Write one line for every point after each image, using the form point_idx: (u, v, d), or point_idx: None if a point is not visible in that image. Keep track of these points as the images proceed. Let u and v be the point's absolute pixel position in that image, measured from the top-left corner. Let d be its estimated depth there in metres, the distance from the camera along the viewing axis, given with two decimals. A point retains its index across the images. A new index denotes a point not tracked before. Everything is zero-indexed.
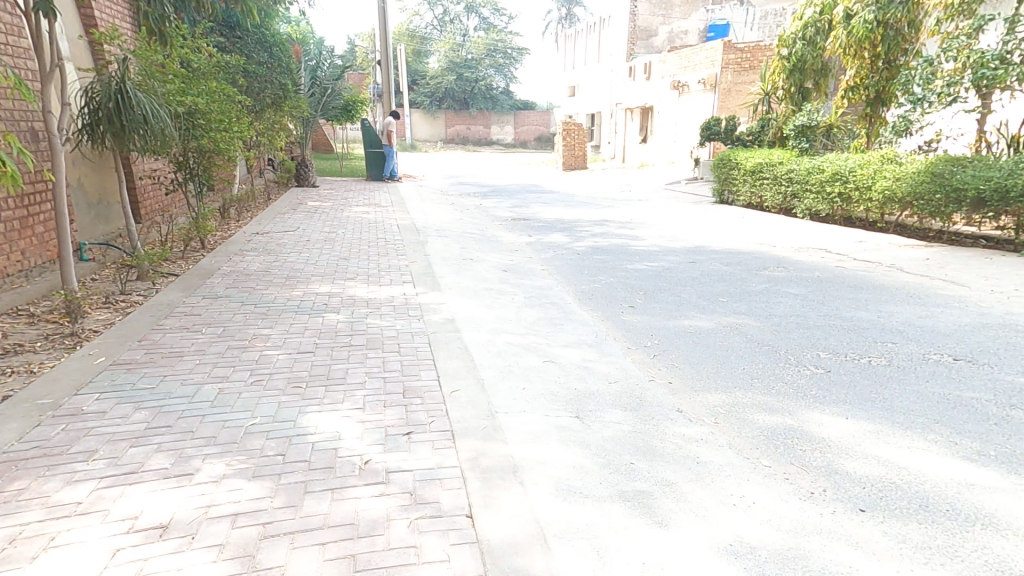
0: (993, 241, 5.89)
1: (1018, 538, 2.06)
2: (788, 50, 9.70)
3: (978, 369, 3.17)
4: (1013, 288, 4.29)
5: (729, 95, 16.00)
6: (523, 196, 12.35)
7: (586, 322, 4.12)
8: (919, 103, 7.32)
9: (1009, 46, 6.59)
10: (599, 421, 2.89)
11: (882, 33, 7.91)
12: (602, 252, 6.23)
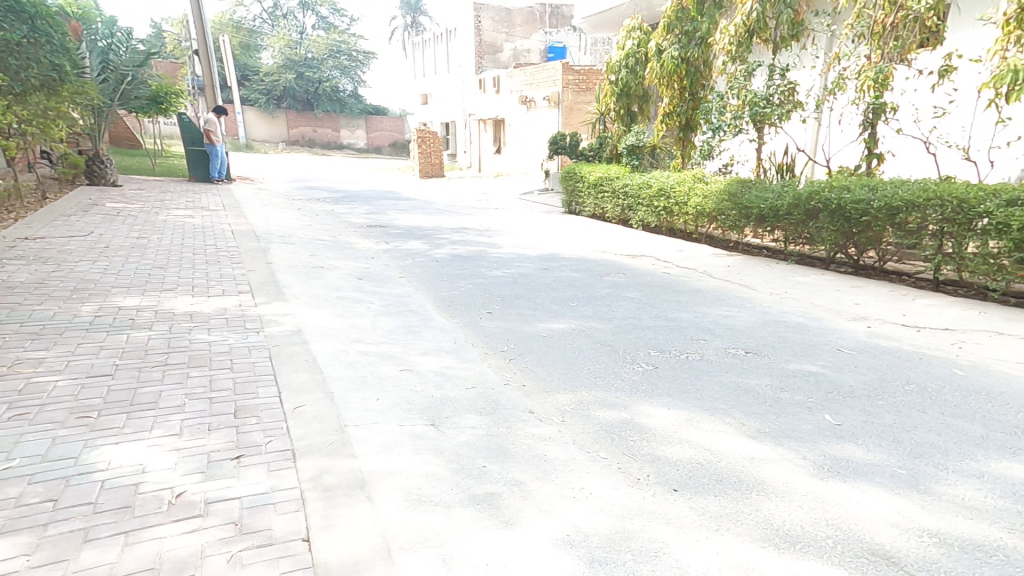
0: (771, 250, 6.80)
1: (787, 501, 2.51)
2: (616, 76, 10.89)
3: (771, 360, 3.77)
4: (787, 289, 5.21)
5: (570, 113, 17.22)
6: (380, 202, 12.07)
7: (444, 329, 4.15)
8: (717, 132, 8.58)
9: (772, 90, 7.77)
10: (454, 427, 2.91)
11: (685, 68, 9.21)
12: (462, 259, 6.33)
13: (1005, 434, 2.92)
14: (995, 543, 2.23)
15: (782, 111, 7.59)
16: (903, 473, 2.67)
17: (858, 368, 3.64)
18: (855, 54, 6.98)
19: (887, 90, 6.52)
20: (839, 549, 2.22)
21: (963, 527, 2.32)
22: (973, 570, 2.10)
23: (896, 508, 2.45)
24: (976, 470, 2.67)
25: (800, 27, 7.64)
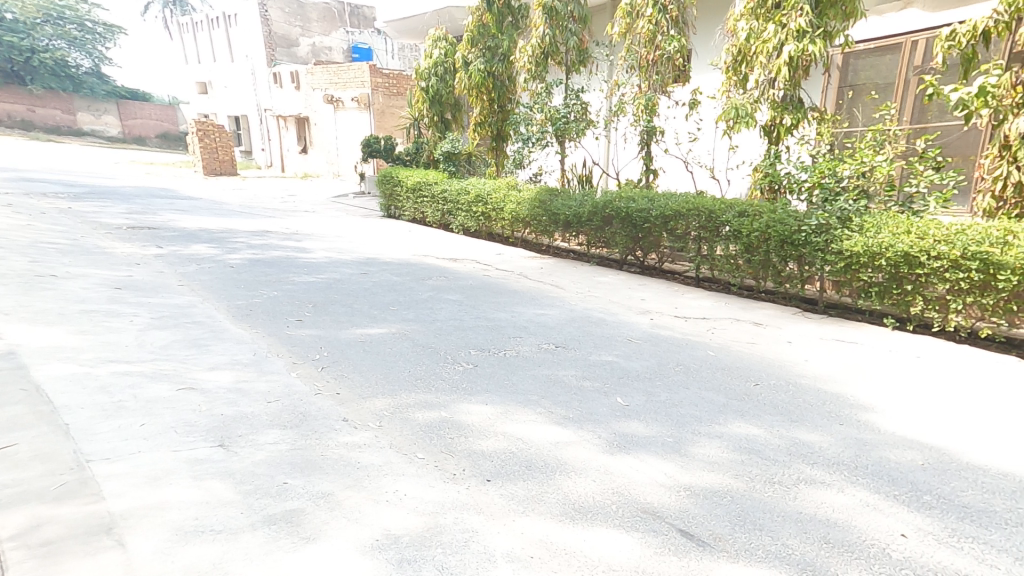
0: (577, 253, 7.47)
1: (582, 476, 2.81)
2: (426, 83, 11.46)
3: (577, 353, 4.19)
4: (589, 288, 5.85)
5: (383, 116, 17.57)
6: (152, 203, 10.47)
7: (240, 341, 3.84)
8: (527, 143, 9.19)
9: (572, 108, 8.66)
10: (250, 445, 2.69)
11: (492, 82, 9.91)
12: (263, 265, 5.89)
13: (742, 400, 3.67)
14: (730, 489, 2.79)
15: (580, 127, 8.61)
16: (670, 441, 3.19)
17: (643, 355, 4.24)
18: (629, 83, 8.02)
19: (654, 115, 7.73)
20: (619, 511, 2.56)
21: (708, 480, 2.85)
22: (711, 513, 2.60)
23: (664, 471, 2.90)
24: (718, 432, 3.30)
25: (585, 54, 8.79)
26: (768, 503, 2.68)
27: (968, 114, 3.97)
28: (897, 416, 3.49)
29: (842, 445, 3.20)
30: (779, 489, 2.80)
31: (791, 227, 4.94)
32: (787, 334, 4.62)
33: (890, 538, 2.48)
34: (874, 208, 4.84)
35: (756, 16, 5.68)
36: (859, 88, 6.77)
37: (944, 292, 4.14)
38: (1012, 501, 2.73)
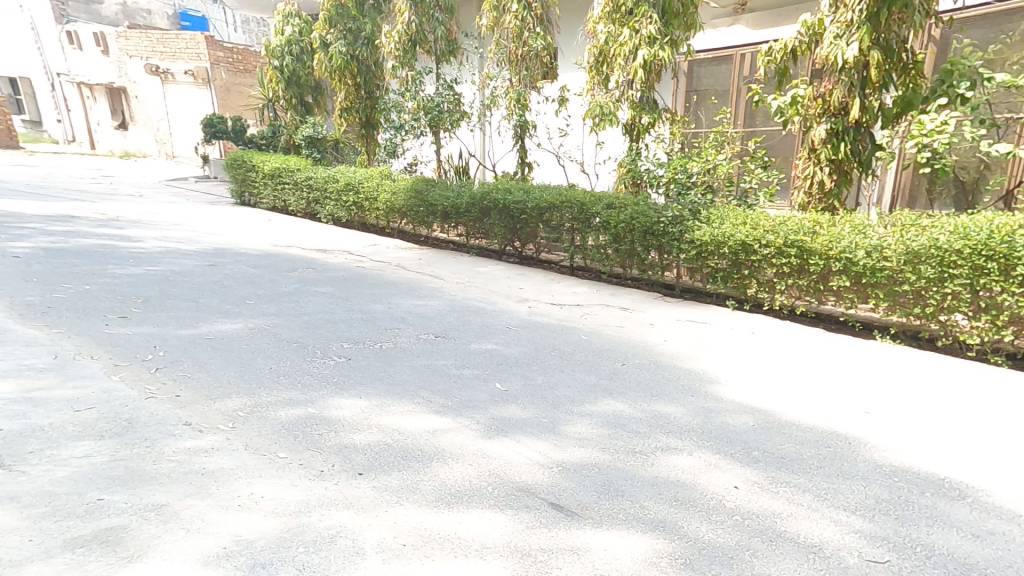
0: (456, 244, 7.69)
1: (456, 462, 2.85)
2: (279, 62, 11.52)
3: (453, 342, 4.23)
4: (468, 278, 5.96)
5: (228, 94, 17.30)
6: None
7: (34, 342, 3.50)
8: (399, 131, 9.24)
9: (446, 98, 8.78)
10: (51, 461, 2.41)
11: (356, 66, 9.90)
12: (69, 257, 5.50)
13: (610, 379, 3.96)
14: (597, 462, 2.99)
15: (453, 117, 8.78)
16: (545, 421, 3.34)
17: (521, 342, 4.39)
18: (500, 77, 8.30)
19: (526, 110, 7.96)
20: (495, 492, 2.65)
21: (577, 455, 3.03)
22: (579, 484, 2.78)
23: (537, 450, 3.04)
24: (587, 410, 3.52)
25: (453, 45, 9.05)
26: (630, 471, 2.93)
27: (785, 118, 4.79)
28: (735, 384, 3.99)
29: (692, 414, 3.58)
30: (639, 458, 3.07)
31: (651, 219, 5.40)
32: (649, 317, 5.05)
33: (726, 491, 2.84)
34: (718, 201, 5.48)
35: (613, 20, 6.12)
36: (703, 93, 7.58)
37: (773, 276, 4.87)
38: (816, 449, 3.26)
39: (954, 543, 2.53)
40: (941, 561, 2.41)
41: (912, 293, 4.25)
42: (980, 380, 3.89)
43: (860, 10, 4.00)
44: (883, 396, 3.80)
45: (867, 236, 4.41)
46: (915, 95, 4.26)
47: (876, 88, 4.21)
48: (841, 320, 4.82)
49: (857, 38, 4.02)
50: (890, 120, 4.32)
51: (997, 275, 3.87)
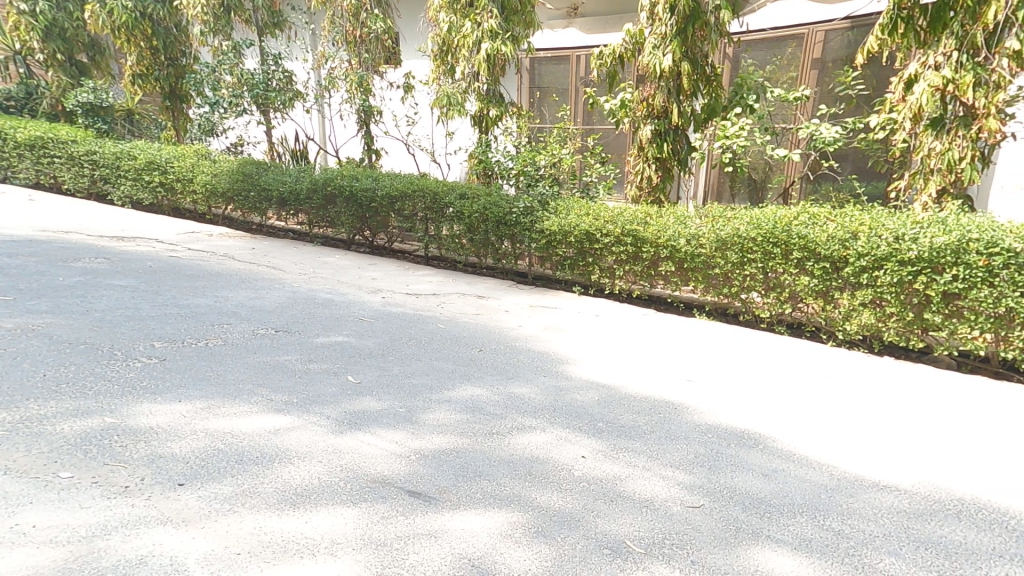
0: (297, 232, 7.48)
1: (300, 460, 2.65)
2: (31, 8, 10.34)
3: (293, 335, 3.99)
4: (314, 269, 5.68)
5: None
6: None
7: None
8: (216, 107, 8.61)
9: (273, 75, 8.46)
10: None
11: (151, 26, 9.28)
12: None
13: (467, 365, 3.98)
14: (455, 446, 2.96)
15: (284, 96, 8.47)
16: (403, 411, 3.24)
17: (374, 333, 4.26)
18: (336, 57, 8.02)
19: (370, 95, 8.01)
20: (348, 486, 2.51)
21: (435, 441, 2.98)
22: (438, 469, 2.73)
23: (390, 440, 2.93)
24: (446, 397, 3.48)
25: (278, 17, 8.88)
26: (488, 452, 2.95)
27: (616, 119, 5.26)
28: (580, 362, 4.30)
29: (544, 393, 3.73)
30: (496, 439, 3.10)
31: (505, 210, 5.59)
32: (504, 304, 5.23)
33: (575, 461, 3.03)
34: (564, 193, 5.86)
35: (454, 10, 6.22)
36: (544, 90, 8.05)
37: (612, 263, 5.33)
38: (650, 416, 3.64)
39: (750, 482, 3.04)
40: (741, 499, 2.89)
41: (721, 275, 4.95)
42: (769, 346, 4.67)
43: (672, 25, 4.52)
44: (699, 365, 4.38)
45: (686, 226, 5.01)
46: (717, 101, 4.90)
47: (688, 95, 4.81)
48: (668, 302, 5.44)
49: (670, 50, 4.54)
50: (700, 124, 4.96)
51: (780, 258, 4.67)
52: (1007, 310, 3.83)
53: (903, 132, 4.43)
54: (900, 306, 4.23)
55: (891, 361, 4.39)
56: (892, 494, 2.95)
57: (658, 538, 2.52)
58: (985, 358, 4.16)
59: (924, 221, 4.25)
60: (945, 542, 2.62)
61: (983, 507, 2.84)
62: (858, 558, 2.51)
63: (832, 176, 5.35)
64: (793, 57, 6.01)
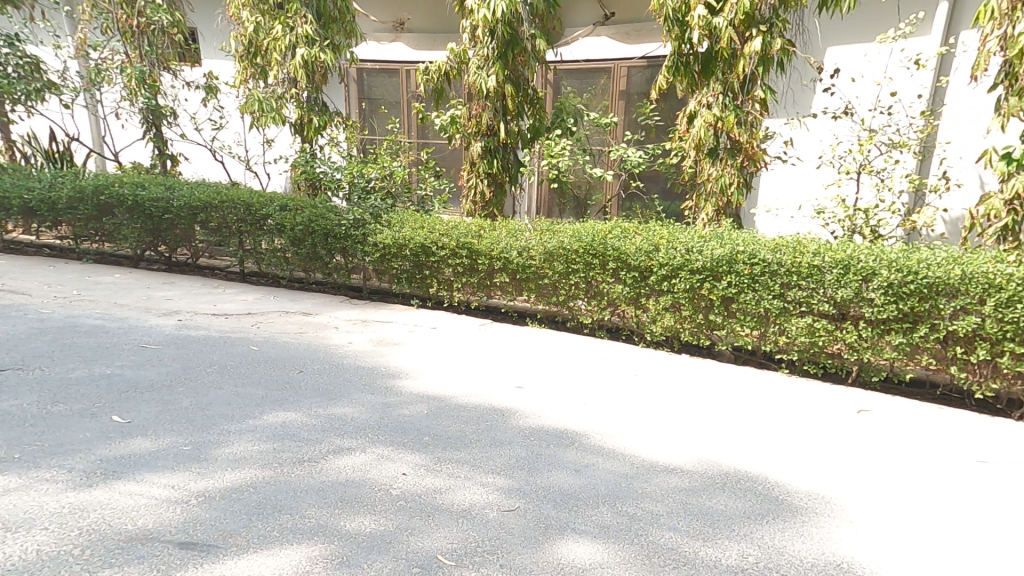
0: (61, 248, 6.83)
1: (12, 532, 2.24)
2: None
3: (28, 374, 3.54)
4: (78, 291, 5.29)
5: None
6: None
7: None
8: None
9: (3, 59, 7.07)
10: None
11: None
12: None
13: (280, 390, 3.69)
14: (251, 482, 2.70)
15: (26, 87, 7.06)
16: (187, 449, 2.91)
17: (161, 362, 3.86)
18: (108, 47, 7.35)
19: (156, 93, 7.43)
20: (85, 554, 2.16)
21: (223, 478, 2.71)
22: (225, 511, 2.48)
23: (163, 485, 2.60)
24: (250, 426, 3.20)
25: None
26: (293, 482, 2.74)
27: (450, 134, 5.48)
28: (414, 375, 4.25)
29: (369, 412, 3.59)
30: (306, 466, 2.90)
31: (333, 222, 5.53)
32: (334, 321, 5.04)
33: (394, 479, 2.92)
34: (398, 206, 5.94)
35: (260, 11, 6.39)
36: (375, 102, 8.16)
37: (450, 275, 5.43)
38: (476, 425, 3.68)
39: (563, 480, 3.25)
40: (554, 496, 3.08)
41: (550, 284, 5.29)
42: (591, 350, 5.09)
43: (493, 48, 4.86)
44: (529, 371, 4.61)
45: (518, 239, 5.26)
46: (542, 122, 5.32)
47: (513, 115, 5.11)
48: (503, 311, 5.67)
49: (493, 72, 4.86)
50: (528, 143, 5.33)
51: (598, 268, 5.14)
52: (764, 310, 4.64)
53: (690, 158, 5.18)
54: (692, 310, 4.92)
55: (686, 358, 5.06)
56: (677, 476, 3.37)
57: (471, 546, 2.53)
58: (753, 352, 4.97)
59: (707, 236, 5.02)
60: (712, 512, 3.04)
61: (742, 476, 3.37)
62: (645, 538, 2.81)
63: (640, 195, 6.07)
64: (605, 88, 6.71)
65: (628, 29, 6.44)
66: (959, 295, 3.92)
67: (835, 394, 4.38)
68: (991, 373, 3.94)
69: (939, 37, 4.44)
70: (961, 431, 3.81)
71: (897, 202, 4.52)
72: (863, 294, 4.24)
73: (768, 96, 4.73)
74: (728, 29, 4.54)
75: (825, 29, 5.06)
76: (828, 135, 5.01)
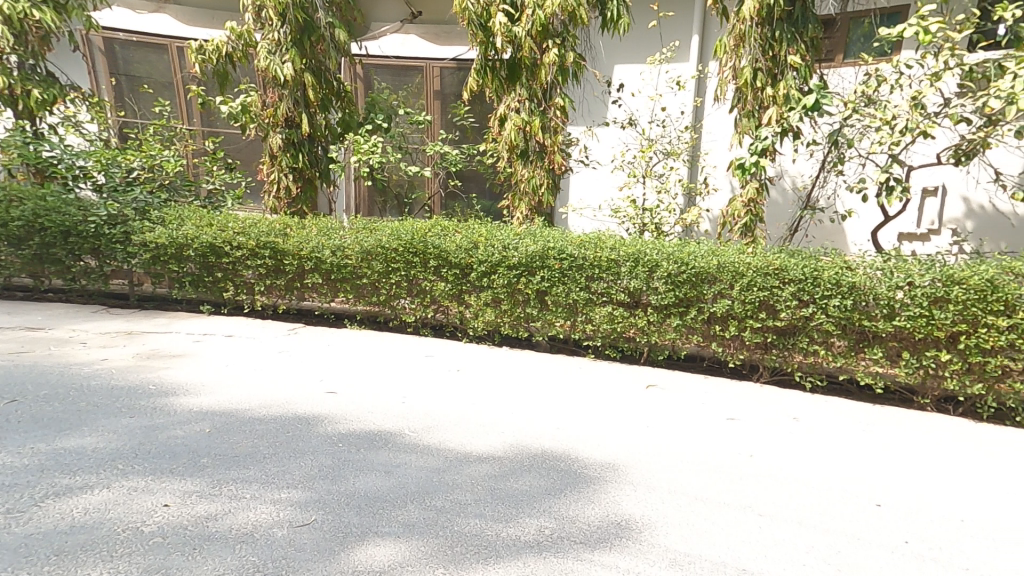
0: None
1: None
2: None
3: None
4: None
5: None
6: None
7: None
8: None
9: None
10: None
11: None
12: None
13: None
14: None
15: None
16: None
17: None
18: None
19: None
20: None
21: None
22: None
23: None
24: None
25: None
26: None
27: (241, 123, 5.64)
28: (201, 392, 3.81)
29: (123, 439, 3.12)
30: (11, 520, 2.38)
31: (77, 218, 5.45)
32: (81, 338, 4.62)
33: (150, 513, 2.54)
34: (180, 201, 6.09)
35: None
36: (134, 78, 7.41)
37: (250, 278, 5.49)
38: (274, 438, 3.38)
39: (370, 483, 3.10)
40: (359, 502, 2.90)
41: (369, 284, 5.37)
42: (414, 348, 5.11)
43: (286, 35, 5.33)
44: (342, 372, 4.45)
45: (331, 239, 5.34)
46: (351, 118, 5.96)
47: (313, 105, 5.63)
48: (319, 314, 5.66)
49: (289, 59, 5.32)
50: (337, 138, 5.91)
51: (420, 266, 5.25)
52: (574, 300, 5.04)
53: (504, 159, 5.51)
54: (511, 304, 5.17)
55: (506, 350, 5.32)
56: (487, 463, 3.43)
57: (248, 573, 2.26)
58: (565, 340, 5.38)
59: (522, 233, 5.31)
60: (516, 493, 3.14)
61: (547, 456, 3.56)
62: (450, 529, 2.76)
63: (459, 194, 6.59)
64: (419, 87, 6.88)
65: (437, 30, 6.77)
66: (717, 281, 4.67)
67: (629, 374, 4.94)
68: (739, 346, 4.78)
69: (693, 63, 5.35)
70: (719, 396, 4.56)
71: (674, 202, 5.26)
72: (651, 284, 4.83)
73: (566, 104, 5.31)
74: (527, 39, 5.00)
75: (607, 49, 5.79)
76: (621, 143, 5.66)
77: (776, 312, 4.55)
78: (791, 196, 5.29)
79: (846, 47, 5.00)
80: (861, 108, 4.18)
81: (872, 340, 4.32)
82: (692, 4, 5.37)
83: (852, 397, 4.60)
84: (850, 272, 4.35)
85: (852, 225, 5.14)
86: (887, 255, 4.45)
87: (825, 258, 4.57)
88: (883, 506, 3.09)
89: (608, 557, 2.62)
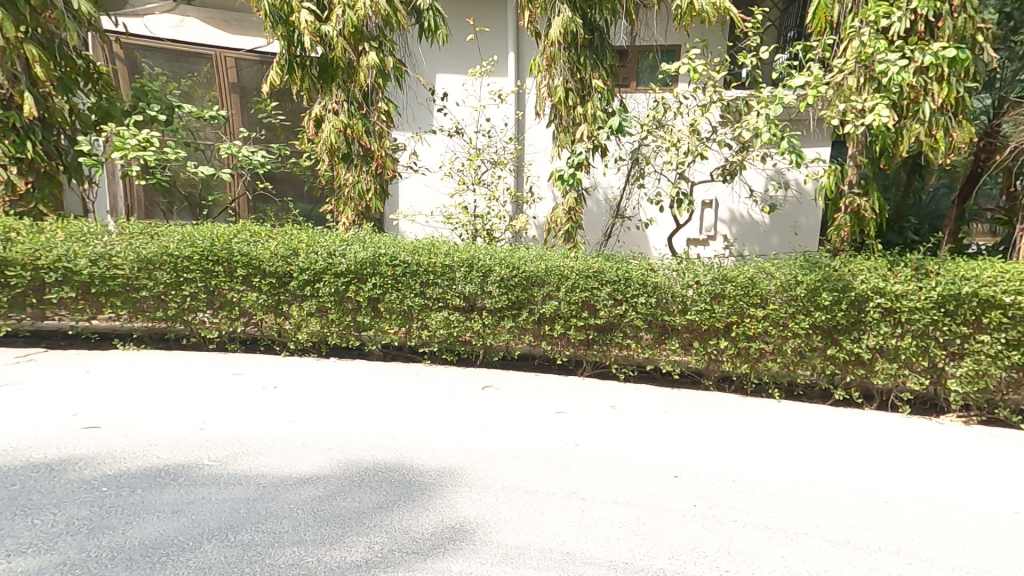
0: None
1: None
2: None
3: None
4: None
5: None
6: None
7: None
8: None
9: None
10: None
11: None
12: None
13: None
14: None
15: None
16: None
17: None
18: None
19: None
20: None
21: None
22: None
23: None
24: None
25: None
26: None
27: None
28: None
29: None
30: None
31: None
32: None
33: None
34: None
35: None
36: None
37: None
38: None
39: (148, 529, 2.42)
40: (127, 556, 2.23)
41: (151, 299, 4.61)
42: (219, 367, 4.39)
43: None
44: (112, 404, 3.62)
45: (89, 246, 4.51)
46: (111, 105, 5.53)
47: (44, 84, 5.01)
48: (77, 333, 4.76)
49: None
50: (91, 126, 5.42)
51: (224, 276, 4.60)
52: (408, 307, 4.81)
53: (325, 162, 5.16)
54: (339, 313, 4.75)
55: (334, 361, 4.85)
56: (312, 485, 2.96)
57: None
58: (399, 347, 5.08)
59: (350, 240, 4.94)
60: (344, 512, 2.75)
61: (380, 469, 3.23)
62: (259, 564, 2.27)
63: (270, 197, 6.29)
64: (209, 78, 6.41)
65: (225, 17, 6.41)
66: (545, 284, 4.86)
67: (464, 376, 4.85)
68: (566, 343, 5.05)
69: (511, 78, 5.69)
70: (550, 392, 4.72)
71: (503, 209, 5.43)
72: (485, 288, 4.83)
73: (390, 109, 5.18)
74: (339, 39, 4.76)
75: (428, 57, 5.84)
76: (449, 151, 5.73)
77: (596, 311, 4.91)
78: (605, 206, 5.95)
79: (637, 75, 5.86)
80: (654, 130, 4.84)
81: (671, 333, 4.90)
82: (506, 22, 5.73)
83: (656, 384, 5.12)
84: (653, 273, 4.88)
85: (653, 232, 5.99)
86: (681, 258, 5.06)
87: (634, 261, 5.07)
88: (679, 476, 3.43)
89: (441, 563, 2.42)
